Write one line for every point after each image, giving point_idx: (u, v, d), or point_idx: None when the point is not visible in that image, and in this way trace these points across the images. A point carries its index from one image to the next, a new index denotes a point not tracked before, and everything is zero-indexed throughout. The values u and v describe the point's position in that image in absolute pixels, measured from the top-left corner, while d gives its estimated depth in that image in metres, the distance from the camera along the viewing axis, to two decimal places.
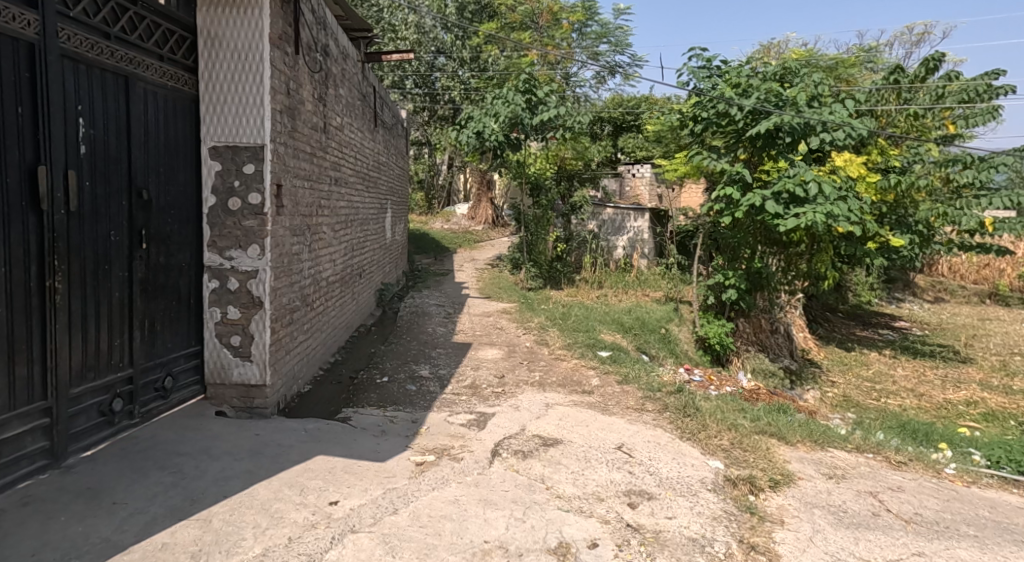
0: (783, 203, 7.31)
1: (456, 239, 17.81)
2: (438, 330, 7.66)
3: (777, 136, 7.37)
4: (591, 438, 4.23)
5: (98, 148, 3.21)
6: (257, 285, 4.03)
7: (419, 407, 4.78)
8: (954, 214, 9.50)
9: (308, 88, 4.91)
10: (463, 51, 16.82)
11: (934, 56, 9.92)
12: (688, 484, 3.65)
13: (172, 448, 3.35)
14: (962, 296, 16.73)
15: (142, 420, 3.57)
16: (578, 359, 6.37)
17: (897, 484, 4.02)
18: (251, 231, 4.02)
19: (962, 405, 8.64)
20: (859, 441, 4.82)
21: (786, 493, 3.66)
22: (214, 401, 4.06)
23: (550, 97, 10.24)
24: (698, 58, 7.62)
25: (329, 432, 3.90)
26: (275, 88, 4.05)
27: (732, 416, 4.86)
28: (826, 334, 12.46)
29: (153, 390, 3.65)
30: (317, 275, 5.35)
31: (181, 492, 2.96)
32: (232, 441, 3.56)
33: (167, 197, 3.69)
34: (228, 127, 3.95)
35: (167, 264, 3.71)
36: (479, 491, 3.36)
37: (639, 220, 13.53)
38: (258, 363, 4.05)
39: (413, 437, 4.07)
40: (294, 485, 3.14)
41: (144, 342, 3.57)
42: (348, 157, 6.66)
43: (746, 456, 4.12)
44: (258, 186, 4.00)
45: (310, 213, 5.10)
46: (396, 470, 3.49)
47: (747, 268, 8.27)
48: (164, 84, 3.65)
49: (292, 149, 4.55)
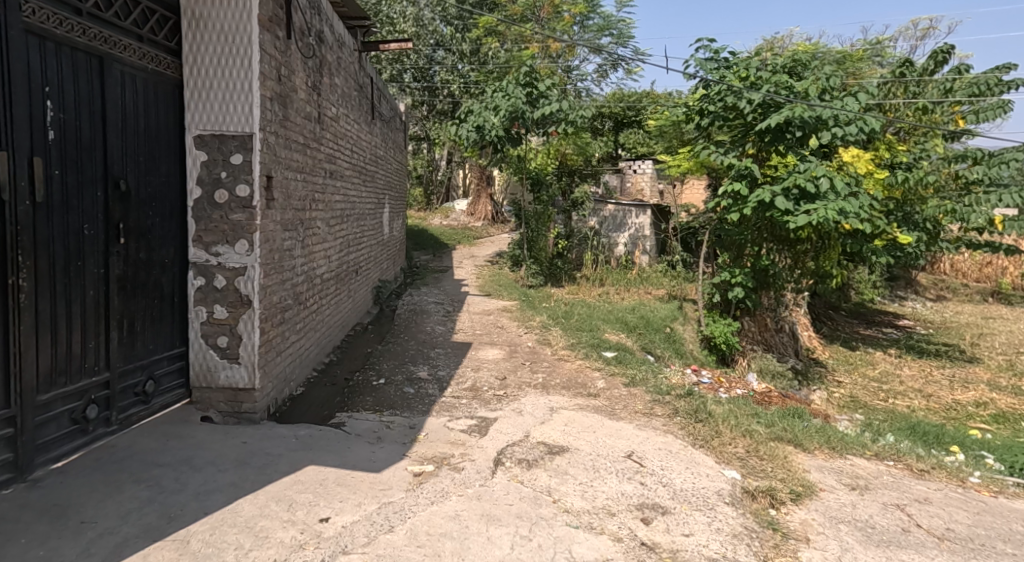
0: (793, 199, 7.06)
1: (456, 235, 17.59)
2: (437, 329, 7.43)
3: (786, 129, 7.10)
4: (599, 446, 4.00)
5: (69, 134, 2.97)
6: (246, 282, 3.79)
7: (418, 411, 4.54)
8: (962, 211, 9.18)
9: (300, 75, 4.66)
10: (463, 44, 16.52)
11: (943, 48, 9.68)
12: (704, 497, 3.42)
13: (150, 458, 3.11)
14: (965, 294, 16.47)
15: (121, 427, 3.34)
16: (583, 360, 6.14)
17: (923, 496, 3.80)
18: (239, 225, 3.78)
19: (971, 407, 8.42)
20: (878, 447, 4.59)
21: (808, 507, 3.44)
22: (200, 406, 3.82)
23: (552, 90, 10.00)
24: (705, 48, 7.37)
25: (321, 440, 3.67)
26: (264, 73, 3.80)
27: (745, 421, 4.63)
28: (830, 333, 12.25)
29: (132, 395, 3.41)
30: (311, 273, 5.11)
31: (157, 508, 2.72)
32: (217, 450, 3.32)
33: (148, 188, 3.45)
34: (214, 114, 3.70)
35: (148, 259, 3.47)
36: (482, 505, 3.13)
37: (641, 217, 13.22)
38: (246, 365, 3.81)
39: (411, 445, 3.83)
40: (282, 500, 2.91)
41: (122, 344, 3.33)
42: (344, 149, 6.39)
43: (763, 466, 3.89)
44: (246, 177, 3.75)
45: (303, 207, 4.86)
46: (392, 481, 3.26)
47: (753, 266, 8.15)
48: (144, 67, 3.40)
49: (283, 139, 4.30)
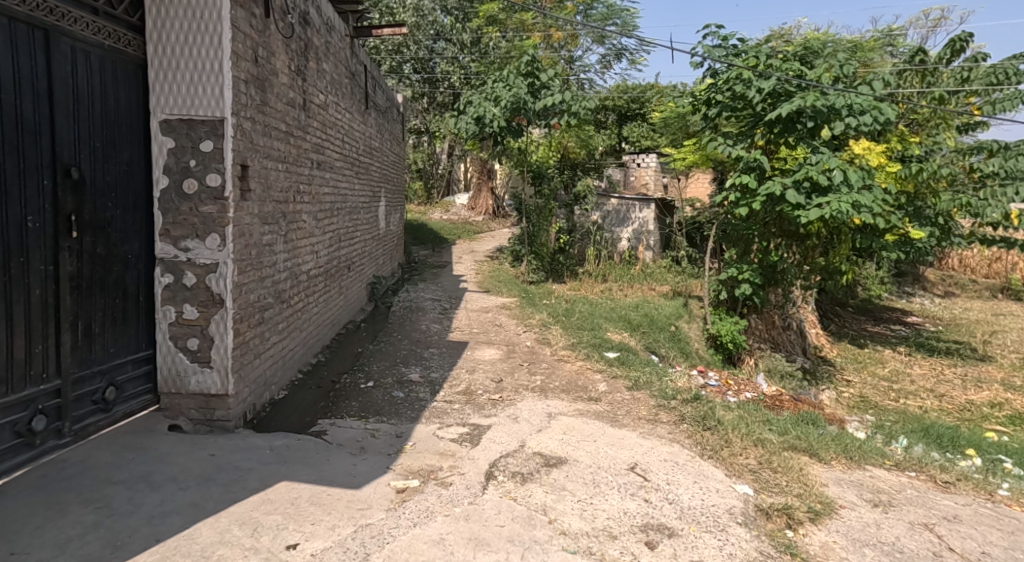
0: (805, 192, 6.74)
1: (456, 229, 17.28)
2: (433, 327, 7.12)
3: (797, 119, 6.75)
4: (600, 457, 3.71)
5: (9, 116, 2.69)
6: (218, 280, 3.49)
7: (406, 418, 4.24)
8: (977, 205, 8.87)
9: (282, 59, 4.37)
10: (464, 34, 16.19)
11: (961, 36, 9.27)
12: (715, 516, 3.13)
13: (103, 475, 2.83)
14: (973, 290, 16.17)
15: (76, 439, 3.07)
16: (584, 361, 5.84)
17: (951, 513, 3.50)
18: (209, 218, 3.47)
19: (986, 407, 8.12)
20: (898, 457, 4.29)
21: (828, 527, 3.15)
22: (169, 414, 3.53)
23: (554, 81, 9.71)
24: (714, 35, 7.00)
25: (298, 451, 3.38)
26: (237, 52, 3.50)
27: (758, 429, 4.31)
28: (837, 330, 11.91)
29: (89, 403, 3.14)
30: (295, 270, 4.82)
31: (101, 535, 2.45)
32: (182, 464, 3.03)
33: (107, 176, 3.17)
34: (182, 97, 3.39)
35: (107, 255, 3.19)
36: (470, 527, 2.85)
37: (645, 211, 12.86)
38: (218, 370, 3.52)
39: (395, 456, 3.54)
40: (246, 523, 2.64)
41: (77, 348, 3.05)
42: (333, 139, 6.07)
43: (777, 479, 3.59)
44: (217, 166, 3.45)
45: (286, 198, 4.55)
46: (372, 499, 2.98)
47: (761, 262, 7.75)
48: (99, 43, 3.10)
49: (261, 127, 4.00)
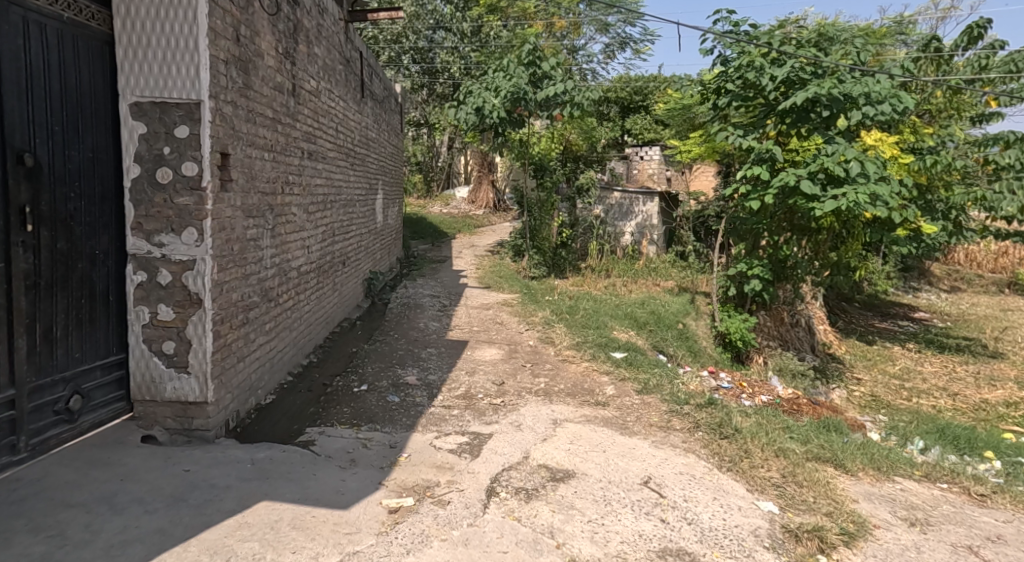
0: (820, 183, 6.41)
1: (456, 223, 16.95)
2: (431, 326, 6.80)
3: (811, 108, 6.35)
4: (611, 470, 3.41)
5: None
6: (196, 278, 3.19)
7: (401, 426, 3.94)
8: (992, 198, 8.44)
9: (268, 39, 4.06)
10: (464, 23, 15.78)
11: (979, 23, 8.92)
12: (739, 540, 2.85)
13: (62, 497, 2.56)
14: (980, 285, 15.72)
15: (35, 454, 2.79)
16: (590, 362, 5.54)
17: (994, 532, 3.21)
18: (186, 210, 3.17)
19: (1002, 407, 7.81)
20: (928, 466, 3.98)
21: (864, 552, 2.87)
22: (143, 424, 3.24)
23: (556, 69, 9.30)
24: (725, 21, 6.69)
25: (283, 465, 3.08)
26: (214, 27, 3.19)
27: (778, 437, 4.00)
28: (844, 327, 11.59)
29: (51, 413, 2.85)
30: (284, 266, 4.52)
31: None
32: (154, 481, 2.75)
33: (69, 163, 2.88)
34: (154, 78, 3.09)
35: (70, 250, 2.90)
36: (469, 554, 2.57)
37: (648, 204, 12.49)
38: (197, 376, 3.22)
39: (388, 470, 3.24)
40: (218, 552, 2.37)
41: (36, 353, 2.77)
42: (326, 127, 5.77)
43: (804, 495, 3.30)
44: (194, 153, 3.15)
45: (273, 189, 4.25)
46: (362, 521, 2.70)
47: (771, 257, 7.45)
48: (57, 16, 2.81)
49: (245, 112, 3.69)
